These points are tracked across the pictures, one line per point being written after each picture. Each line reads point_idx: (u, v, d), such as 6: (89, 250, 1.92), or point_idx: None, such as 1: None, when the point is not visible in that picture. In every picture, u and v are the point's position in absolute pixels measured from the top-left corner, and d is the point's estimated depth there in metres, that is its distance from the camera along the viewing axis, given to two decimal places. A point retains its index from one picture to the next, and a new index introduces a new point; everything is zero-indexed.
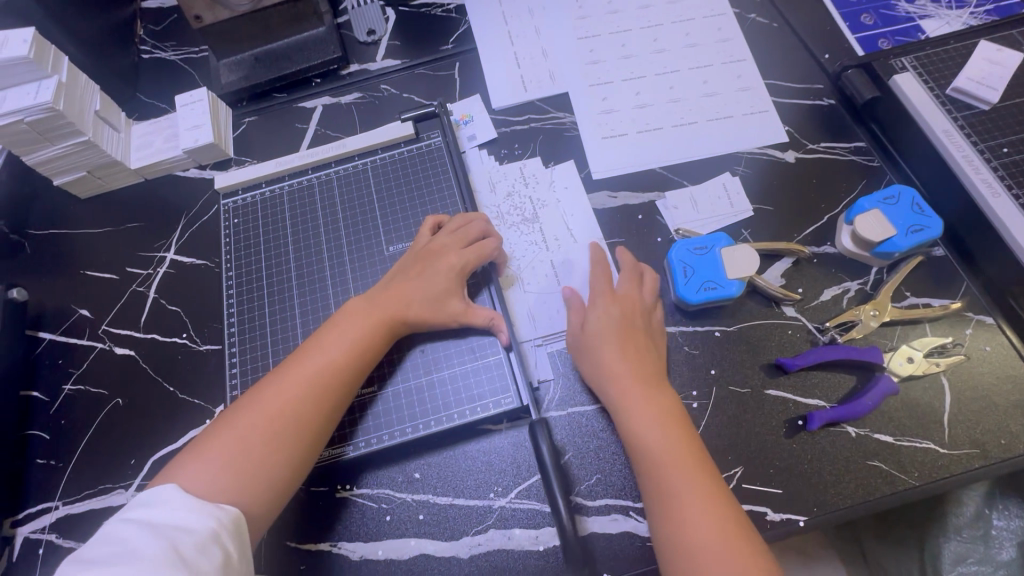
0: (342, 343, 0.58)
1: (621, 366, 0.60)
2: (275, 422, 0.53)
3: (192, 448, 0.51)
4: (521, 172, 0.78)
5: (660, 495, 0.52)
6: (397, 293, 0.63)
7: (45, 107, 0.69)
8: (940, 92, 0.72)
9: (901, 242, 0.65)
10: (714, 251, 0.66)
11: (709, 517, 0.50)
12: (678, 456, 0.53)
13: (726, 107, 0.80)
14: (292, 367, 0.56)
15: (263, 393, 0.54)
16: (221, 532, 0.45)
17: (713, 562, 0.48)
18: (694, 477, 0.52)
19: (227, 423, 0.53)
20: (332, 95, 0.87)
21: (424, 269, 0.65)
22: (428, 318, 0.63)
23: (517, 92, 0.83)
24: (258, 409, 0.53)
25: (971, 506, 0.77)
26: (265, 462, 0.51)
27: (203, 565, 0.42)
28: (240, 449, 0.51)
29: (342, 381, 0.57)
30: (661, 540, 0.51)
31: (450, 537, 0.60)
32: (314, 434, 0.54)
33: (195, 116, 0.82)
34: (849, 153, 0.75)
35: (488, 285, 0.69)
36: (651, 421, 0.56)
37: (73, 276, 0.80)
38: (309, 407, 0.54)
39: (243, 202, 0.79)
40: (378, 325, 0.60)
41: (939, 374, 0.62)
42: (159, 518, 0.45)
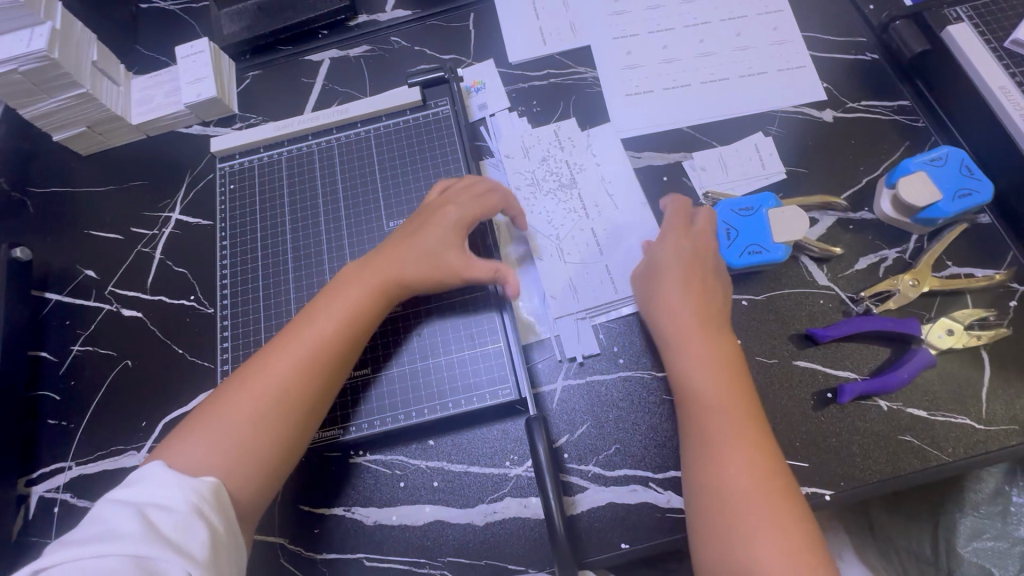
0: (332, 316, 0.54)
1: (683, 302, 0.56)
2: (261, 401, 0.50)
3: (183, 426, 0.50)
4: (556, 136, 0.73)
5: (702, 437, 0.50)
6: (393, 259, 0.58)
7: (39, 56, 0.65)
8: (996, 45, 0.67)
9: (946, 207, 0.61)
10: (759, 213, 0.63)
11: (748, 462, 0.47)
12: (729, 401, 0.50)
13: (760, 62, 0.74)
14: (281, 340, 0.53)
15: (255, 365, 0.52)
16: (204, 506, 0.43)
17: (749, 509, 0.45)
18: (742, 427, 0.49)
19: (217, 399, 0.50)
20: (339, 48, 0.83)
21: (424, 227, 0.60)
22: (429, 284, 0.59)
23: (535, 46, 0.78)
24: (246, 386, 0.51)
25: (992, 482, 0.75)
26: (253, 441, 0.49)
27: (189, 545, 0.41)
28: (228, 426, 0.49)
29: (333, 354, 0.53)
30: (694, 479, 0.49)
31: (464, 505, 0.60)
32: (305, 413, 0.52)
33: (197, 68, 0.78)
34: (893, 112, 0.70)
35: (491, 265, 0.66)
36: (706, 360, 0.53)
37: (77, 237, 0.77)
38: (297, 384, 0.51)
39: (241, 166, 0.75)
40: (372, 292, 0.56)
41: (981, 347, 0.59)
42: (139, 494, 0.42)
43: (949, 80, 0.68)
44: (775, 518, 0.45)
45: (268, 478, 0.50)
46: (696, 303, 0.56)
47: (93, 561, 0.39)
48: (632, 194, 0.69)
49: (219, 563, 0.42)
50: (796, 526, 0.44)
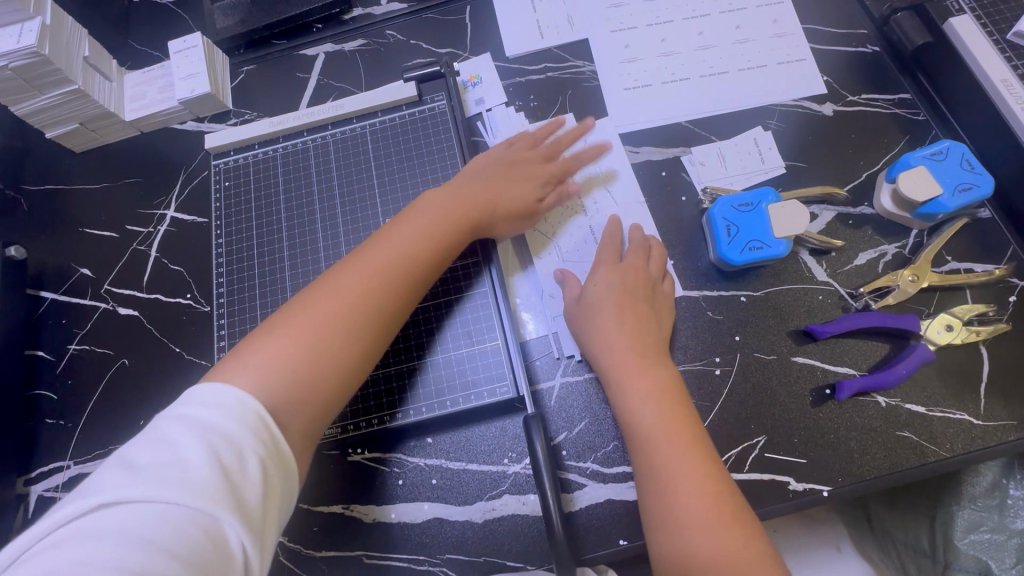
0: (422, 233, 0.56)
1: (618, 337, 0.56)
2: (354, 305, 0.49)
3: (259, 332, 0.47)
4: None
5: (650, 473, 0.49)
6: (473, 189, 0.61)
7: (30, 52, 0.64)
8: (998, 37, 0.66)
9: (947, 202, 0.60)
10: (760, 207, 0.62)
11: (698, 493, 0.47)
12: (673, 435, 0.50)
13: (760, 55, 0.73)
14: (369, 252, 0.53)
15: (342, 273, 0.51)
16: (266, 460, 0.40)
17: (699, 542, 0.45)
18: (688, 458, 0.48)
19: (300, 303, 0.49)
20: (334, 43, 0.82)
21: (500, 170, 0.64)
22: (504, 223, 0.63)
23: (532, 39, 0.77)
24: (338, 288, 0.50)
25: (989, 476, 0.75)
26: (340, 346, 0.48)
27: (246, 497, 0.38)
28: (316, 328, 0.47)
29: (421, 271, 0.54)
30: (648, 513, 0.49)
31: (463, 502, 0.60)
32: (390, 321, 0.51)
33: (190, 64, 0.77)
34: (893, 105, 0.70)
35: (488, 266, 0.65)
36: (646, 395, 0.52)
37: (71, 235, 0.77)
38: (389, 294, 0.51)
39: (235, 163, 0.75)
40: (459, 217, 0.59)
41: (980, 343, 0.59)
42: (209, 430, 0.39)
43: (951, 73, 0.68)
44: (727, 550, 0.45)
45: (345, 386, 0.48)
46: (631, 341, 0.56)
47: (154, 506, 0.36)
48: (629, 191, 0.69)
49: (271, 528, 0.39)
50: (748, 555, 0.44)
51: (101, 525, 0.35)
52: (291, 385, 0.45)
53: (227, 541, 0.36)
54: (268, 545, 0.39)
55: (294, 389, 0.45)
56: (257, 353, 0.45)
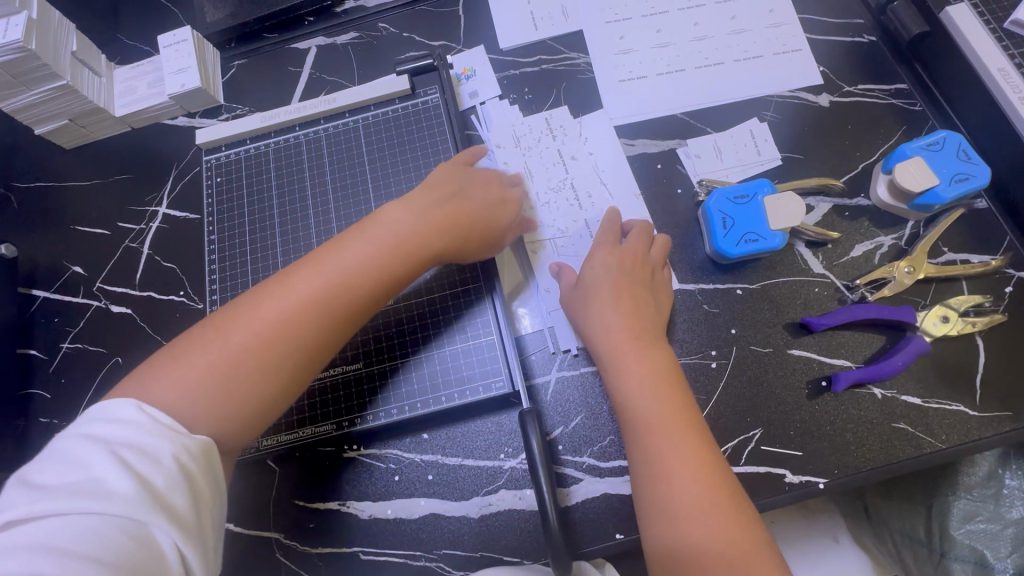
0: (364, 258, 0.50)
1: (614, 321, 0.55)
2: (270, 342, 0.46)
3: (178, 349, 0.45)
4: (547, 125, 0.72)
5: (645, 457, 0.48)
6: (432, 204, 0.56)
7: (17, 47, 0.63)
8: (996, 25, 0.65)
9: (944, 193, 0.60)
10: (756, 200, 0.61)
11: (693, 481, 0.46)
12: (668, 420, 0.49)
13: (756, 45, 0.73)
14: (301, 278, 0.49)
15: (266, 301, 0.47)
16: (191, 467, 0.40)
17: (693, 529, 0.44)
18: (684, 444, 0.48)
19: (220, 328, 0.46)
20: (327, 36, 0.81)
21: (471, 191, 0.59)
22: (472, 251, 0.60)
23: (526, 31, 0.76)
24: (258, 319, 0.46)
25: (985, 465, 0.75)
26: (253, 383, 0.45)
27: (175, 502, 0.38)
28: (229, 362, 0.45)
29: (358, 305, 0.50)
30: (642, 502, 0.48)
31: (459, 497, 0.60)
32: (313, 357, 0.48)
33: (180, 58, 0.76)
34: (889, 96, 0.69)
35: (491, 296, 0.63)
36: (642, 379, 0.51)
37: (63, 232, 0.76)
38: (312, 332, 0.47)
39: (227, 159, 0.74)
40: (414, 243, 0.53)
41: (975, 334, 0.59)
42: (121, 444, 0.39)
43: (949, 62, 0.67)
44: (722, 539, 0.44)
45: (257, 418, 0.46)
46: (626, 327, 0.54)
47: (74, 518, 0.36)
48: (625, 183, 0.68)
49: (206, 528, 0.40)
50: (746, 544, 0.44)
51: (15, 543, 0.34)
52: (200, 422, 0.43)
53: (160, 544, 0.37)
54: (205, 546, 0.40)
55: (203, 424, 0.43)
56: (162, 379, 0.44)
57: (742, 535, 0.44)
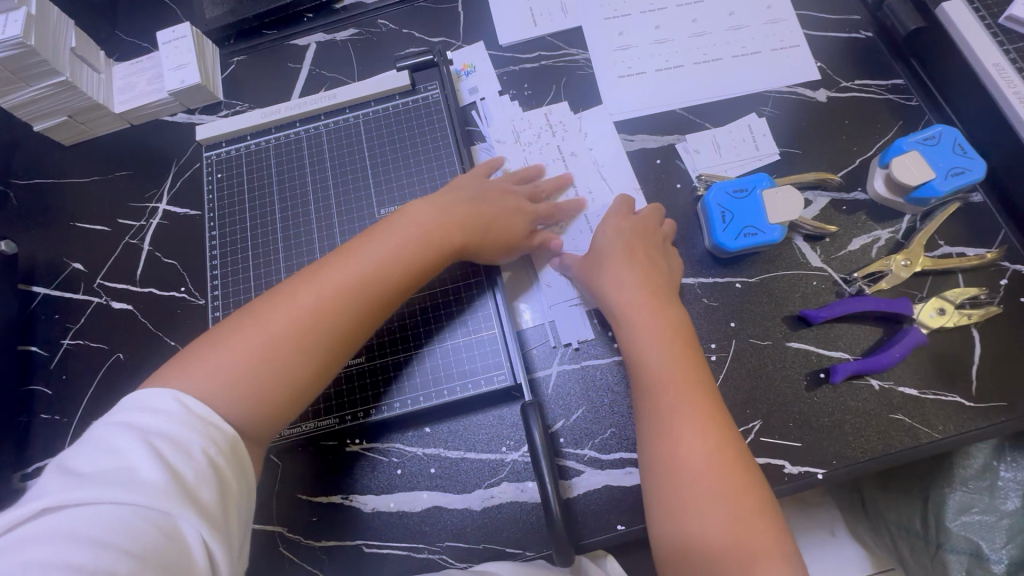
0: (393, 250, 0.52)
1: (629, 279, 0.57)
2: (306, 330, 0.46)
3: (211, 342, 0.45)
4: (546, 120, 0.72)
5: (656, 409, 0.49)
6: (452, 204, 0.58)
7: (16, 42, 0.63)
8: (991, 20, 0.66)
9: (940, 186, 0.60)
10: (755, 193, 0.62)
11: (702, 437, 0.47)
12: (680, 375, 0.50)
13: (754, 41, 0.73)
14: (333, 269, 0.49)
15: (300, 290, 0.48)
16: (220, 461, 0.40)
17: (694, 476, 0.45)
18: (694, 399, 0.49)
19: (255, 318, 0.46)
20: (326, 32, 0.81)
21: (489, 196, 0.61)
22: (493, 253, 0.60)
23: (526, 27, 0.76)
24: (294, 307, 0.47)
25: (981, 458, 0.76)
26: (288, 371, 0.45)
27: (202, 496, 0.38)
28: (265, 349, 0.45)
29: (389, 294, 0.51)
30: (646, 451, 0.49)
31: (461, 490, 0.60)
32: (345, 345, 0.49)
33: (179, 54, 0.76)
34: (886, 91, 0.70)
35: (493, 292, 0.64)
36: (654, 333, 0.53)
37: (63, 228, 0.76)
38: (346, 320, 0.48)
39: (228, 154, 0.74)
40: (441, 236, 0.55)
41: (971, 326, 0.60)
42: (154, 434, 0.39)
43: (944, 57, 0.68)
44: (723, 488, 0.45)
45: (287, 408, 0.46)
46: (638, 286, 0.56)
47: (104, 508, 0.36)
48: (624, 178, 0.69)
49: (234, 524, 0.40)
50: (747, 498, 0.44)
51: (45, 531, 0.34)
52: (232, 411, 0.43)
53: (187, 539, 0.37)
54: (233, 542, 0.39)
55: (240, 412, 0.43)
56: (195, 367, 0.43)
57: (743, 491, 0.45)
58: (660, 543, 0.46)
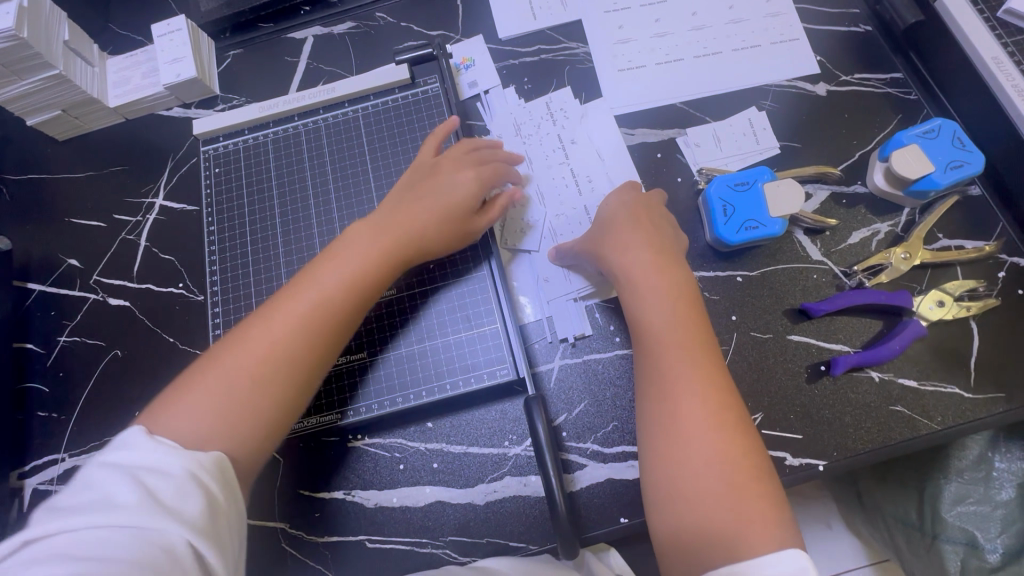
0: (338, 272, 0.51)
1: (635, 240, 0.56)
2: (260, 361, 0.46)
3: (171, 387, 0.46)
4: (547, 109, 0.72)
5: (657, 369, 0.49)
6: (400, 215, 0.56)
7: (9, 35, 0.62)
8: (990, 14, 0.66)
9: (939, 179, 0.61)
10: (756, 187, 0.62)
11: (701, 401, 0.47)
12: (683, 335, 0.50)
13: (754, 35, 0.73)
14: (281, 300, 0.49)
15: (254, 326, 0.48)
16: (201, 476, 0.40)
17: (696, 438, 0.45)
18: (696, 360, 0.49)
19: (211, 359, 0.47)
20: (323, 25, 0.80)
21: (430, 187, 0.59)
22: (440, 243, 0.59)
23: (525, 21, 0.76)
24: (245, 343, 0.47)
25: (976, 449, 0.77)
26: (254, 406, 0.45)
27: (185, 509, 0.38)
28: (227, 389, 0.45)
29: (344, 315, 0.50)
30: (648, 417, 0.49)
31: (464, 484, 0.60)
32: (309, 374, 0.48)
33: (174, 47, 0.74)
34: (885, 85, 0.70)
35: (488, 259, 0.64)
36: (660, 294, 0.52)
37: (58, 224, 0.75)
38: (300, 346, 0.48)
39: (225, 149, 0.73)
40: (388, 250, 0.54)
41: (970, 319, 0.60)
42: (129, 463, 0.39)
43: (943, 51, 0.68)
44: (723, 451, 0.45)
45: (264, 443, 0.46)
46: (646, 249, 0.55)
47: (87, 533, 0.36)
48: (624, 172, 0.69)
49: (226, 532, 0.39)
50: (746, 461, 0.45)
51: (29, 561, 0.34)
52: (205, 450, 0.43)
53: (176, 548, 0.36)
54: (225, 546, 0.39)
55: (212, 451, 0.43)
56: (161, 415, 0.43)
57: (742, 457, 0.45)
58: (661, 505, 0.45)
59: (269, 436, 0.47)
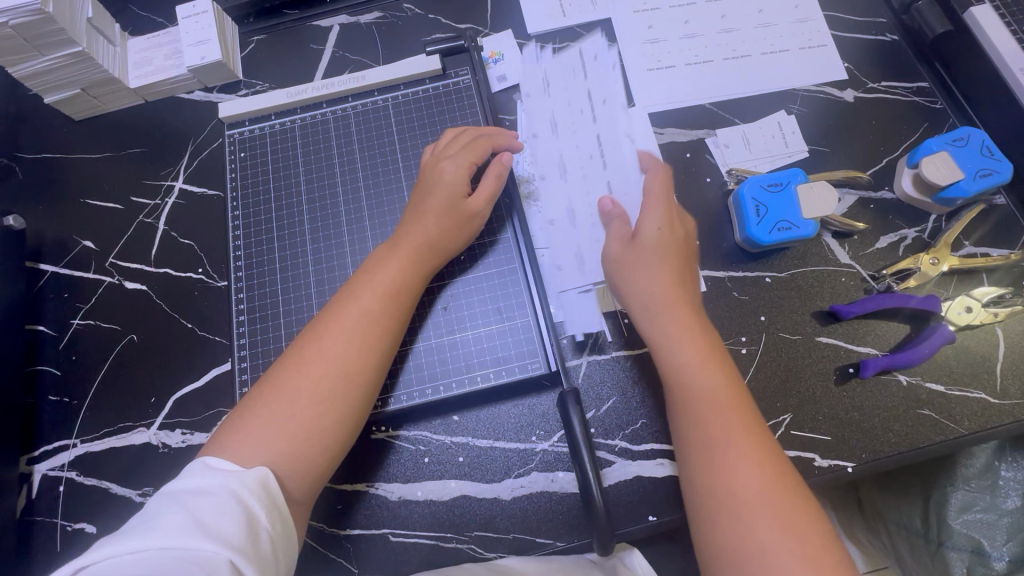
0: (374, 291, 0.54)
1: (662, 290, 0.56)
2: (319, 381, 0.49)
3: (236, 420, 0.48)
4: (580, 58, 0.74)
5: (695, 426, 0.50)
6: (418, 228, 0.58)
7: (35, 9, 0.61)
8: (1017, 27, 0.67)
9: (969, 186, 0.62)
10: (790, 188, 0.62)
11: (744, 454, 0.47)
12: (715, 387, 0.51)
13: (783, 40, 0.74)
14: (327, 320, 0.52)
15: (306, 348, 0.51)
16: (244, 498, 0.41)
17: (723, 442, 0.47)
18: (731, 412, 0.49)
19: (273, 382, 0.49)
20: (350, 14, 0.79)
21: (427, 187, 0.60)
22: (449, 237, 0.59)
23: (554, 17, 0.75)
24: (302, 365, 0.50)
25: (983, 458, 0.76)
26: (321, 432, 0.48)
27: (225, 527, 0.39)
28: (292, 422, 0.47)
29: (386, 346, 0.53)
30: (693, 474, 0.48)
31: (490, 479, 0.59)
32: (364, 385, 0.51)
33: (199, 29, 0.73)
34: (911, 93, 0.71)
35: (510, 221, 0.65)
36: (691, 350, 0.53)
37: (73, 205, 0.73)
38: (354, 359, 0.51)
39: (250, 134, 0.72)
40: (407, 267, 0.56)
41: (996, 325, 0.61)
42: (178, 492, 0.41)
43: (970, 62, 0.69)
44: (751, 456, 0.46)
45: (331, 460, 0.49)
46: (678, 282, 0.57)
47: (130, 557, 0.36)
48: None
49: (265, 553, 0.40)
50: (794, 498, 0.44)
51: None
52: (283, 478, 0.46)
53: (215, 565, 0.37)
54: (262, 568, 0.39)
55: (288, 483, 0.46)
56: (236, 442, 0.46)
57: (766, 458, 0.46)
58: (699, 519, 0.47)
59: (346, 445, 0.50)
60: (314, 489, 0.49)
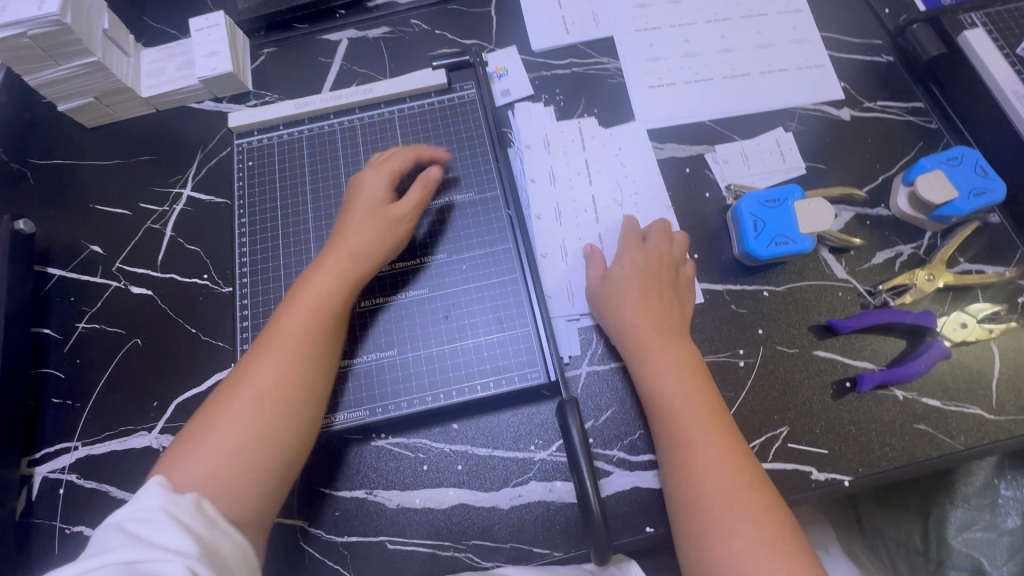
0: (302, 309, 0.54)
1: (643, 312, 0.58)
2: (246, 401, 0.49)
3: (177, 443, 0.49)
4: (579, 132, 0.72)
5: (676, 440, 0.52)
6: (344, 246, 0.58)
7: (53, 20, 0.63)
8: (1010, 52, 0.69)
9: (962, 205, 0.63)
10: (787, 204, 0.63)
11: (726, 467, 0.49)
12: (695, 403, 0.53)
13: (781, 60, 0.76)
14: (264, 340, 0.53)
15: (242, 370, 0.52)
16: (193, 514, 0.42)
17: (704, 456, 0.50)
18: (711, 428, 0.51)
19: (213, 405, 0.50)
20: (358, 30, 0.81)
21: (354, 207, 0.61)
22: (374, 248, 0.59)
23: (558, 34, 0.77)
24: (237, 387, 0.50)
25: (982, 475, 0.77)
26: (256, 450, 0.48)
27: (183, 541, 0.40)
28: (229, 443, 0.48)
29: (316, 361, 0.53)
30: (674, 484, 0.51)
31: (489, 488, 0.59)
32: (298, 401, 0.51)
33: (211, 41, 0.75)
34: (906, 113, 0.73)
35: (509, 234, 0.67)
36: (670, 367, 0.55)
37: (82, 210, 0.75)
38: (276, 376, 0.51)
39: (259, 143, 0.74)
40: (333, 283, 0.56)
41: (991, 341, 0.62)
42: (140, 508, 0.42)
43: (964, 83, 0.70)
44: (731, 470, 0.49)
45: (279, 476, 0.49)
46: (655, 302, 0.59)
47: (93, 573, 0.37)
48: (653, 185, 0.70)
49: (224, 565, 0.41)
50: (770, 508, 0.47)
51: None
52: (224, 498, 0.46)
53: None
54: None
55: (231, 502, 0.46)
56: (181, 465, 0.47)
57: (744, 472, 0.49)
58: (681, 524, 0.49)
59: (275, 465, 0.49)
60: (265, 505, 0.49)
